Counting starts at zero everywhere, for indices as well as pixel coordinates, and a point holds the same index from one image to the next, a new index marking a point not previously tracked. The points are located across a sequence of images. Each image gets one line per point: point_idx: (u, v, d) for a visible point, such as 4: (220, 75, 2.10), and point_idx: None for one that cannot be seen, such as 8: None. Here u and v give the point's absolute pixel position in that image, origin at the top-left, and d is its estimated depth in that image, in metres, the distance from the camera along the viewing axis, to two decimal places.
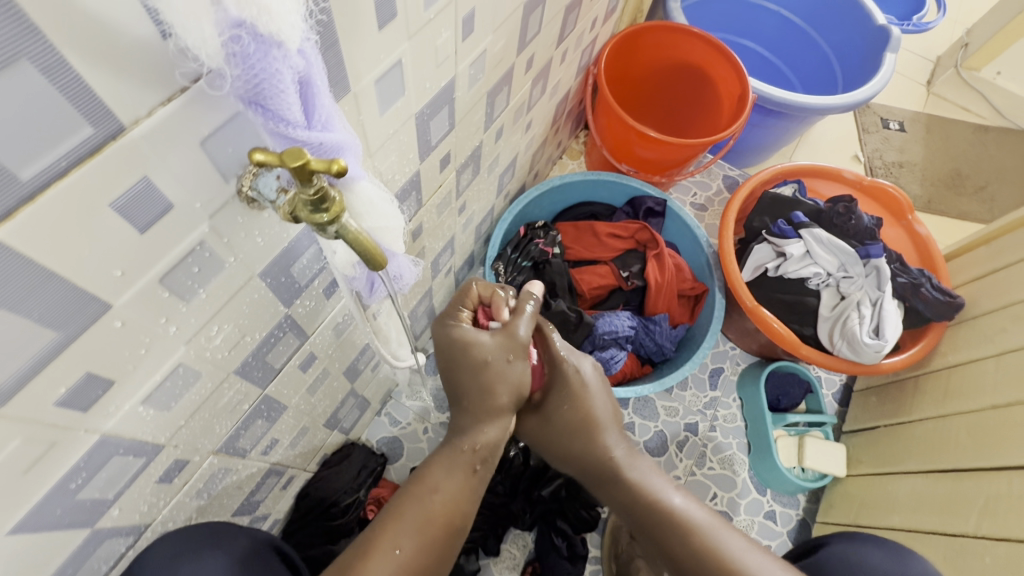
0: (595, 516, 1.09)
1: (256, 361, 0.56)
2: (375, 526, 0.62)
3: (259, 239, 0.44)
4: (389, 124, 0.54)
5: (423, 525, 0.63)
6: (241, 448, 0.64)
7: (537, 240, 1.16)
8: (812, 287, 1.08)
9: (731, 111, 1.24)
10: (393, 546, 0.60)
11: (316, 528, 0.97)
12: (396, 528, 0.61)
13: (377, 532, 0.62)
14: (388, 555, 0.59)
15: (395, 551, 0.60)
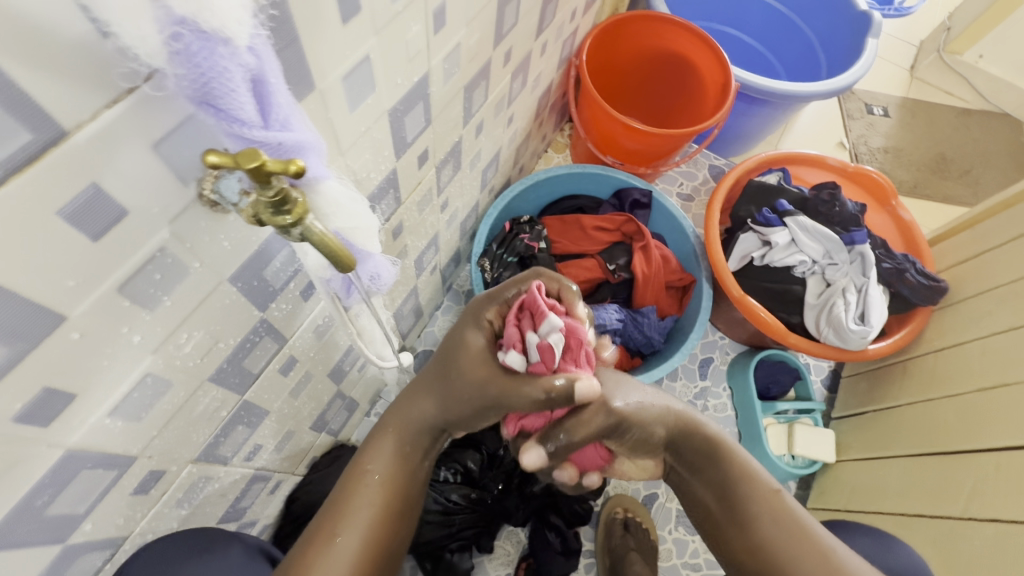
0: (587, 509, 1.10)
1: (232, 367, 0.55)
2: (313, 522, 0.60)
3: (225, 243, 0.42)
4: (361, 122, 0.53)
5: (368, 516, 0.60)
6: (223, 454, 0.64)
7: (523, 235, 1.15)
8: (798, 276, 1.08)
9: (714, 100, 1.23)
10: (336, 540, 0.58)
11: None
12: (335, 519, 0.59)
13: (315, 528, 0.60)
14: (330, 541, 0.58)
15: (337, 538, 0.58)
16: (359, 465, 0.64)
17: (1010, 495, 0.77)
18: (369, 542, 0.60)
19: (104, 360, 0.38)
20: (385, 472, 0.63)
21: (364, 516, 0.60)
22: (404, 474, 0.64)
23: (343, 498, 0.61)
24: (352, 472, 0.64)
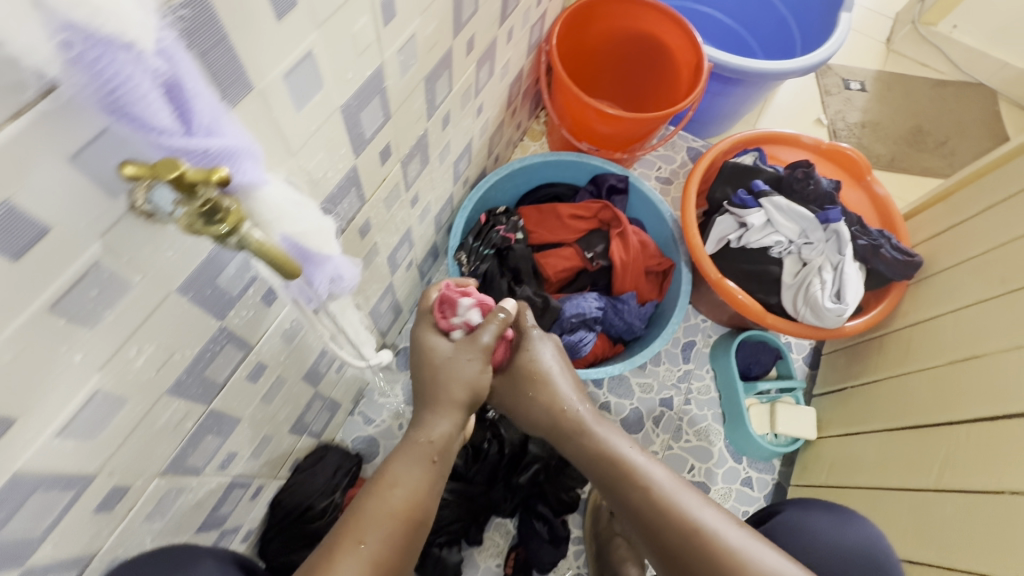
0: (575, 497, 1.10)
1: (193, 378, 0.54)
2: (336, 529, 0.61)
3: (170, 253, 0.41)
4: (311, 120, 0.51)
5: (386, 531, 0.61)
6: (194, 465, 0.63)
7: (498, 227, 1.14)
8: (774, 256, 1.08)
9: (688, 81, 1.22)
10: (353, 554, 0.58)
11: (293, 535, 0.96)
12: (360, 524, 0.61)
13: (336, 537, 0.60)
14: (353, 550, 0.58)
15: (360, 545, 0.59)
16: (384, 477, 0.67)
17: (983, 465, 0.77)
18: (389, 550, 0.60)
19: (43, 381, 0.37)
20: (413, 483, 0.66)
21: (388, 523, 0.62)
22: (428, 485, 0.68)
23: (367, 508, 0.63)
24: (373, 485, 0.66)
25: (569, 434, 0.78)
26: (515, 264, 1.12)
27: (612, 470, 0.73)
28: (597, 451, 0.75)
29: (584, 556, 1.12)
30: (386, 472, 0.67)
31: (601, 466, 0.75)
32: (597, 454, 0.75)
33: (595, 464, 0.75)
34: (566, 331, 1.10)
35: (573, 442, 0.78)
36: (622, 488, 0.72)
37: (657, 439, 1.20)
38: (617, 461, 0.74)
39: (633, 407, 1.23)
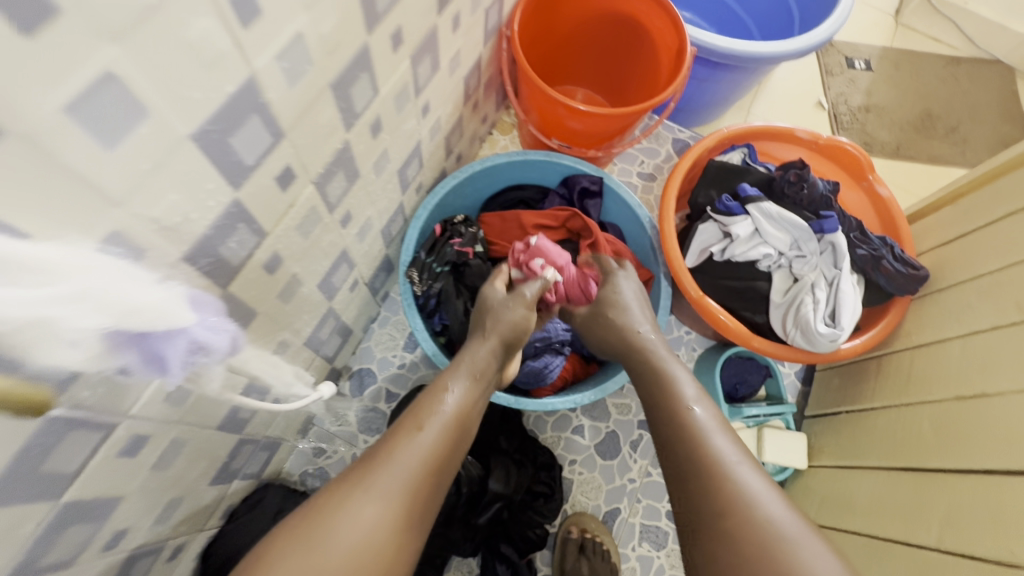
0: (542, 534, 1.03)
1: (20, 481, 0.44)
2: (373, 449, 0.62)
3: None
4: (137, 160, 0.39)
5: (405, 465, 0.59)
6: (58, 559, 0.53)
7: (454, 240, 1.02)
8: (762, 270, 0.97)
9: (669, 68, 1.08)
10: (371, 488, 0.57)
11: None
12: (390, 449, 0.61)
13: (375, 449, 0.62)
14: (380, 479, 0.58)
15: (380, 477, 0.58)
16: (436, 385, 0.71)
17: (989, 529, 0.68)
18: (443, 445, 0.64)
19: None
20: (460, 394, 0.70)
21: (442, 421, 0.66)
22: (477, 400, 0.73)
23: (424, 407, 0.67)
24: (428, 390, 0.71)
25: (637, 367, 0.78)
26: (472, 282, 1.01)
27: (662, 414, 0.69)
28: (658, 390, 0.72)
29: None
30: (438, 384, 0.71)
31: (653, 405, 0.71)
32: (658, 395, 0.72)
33: (651, 401, 0.73)
34: (530, 356, 0.99)
35: (642, 374, 0.77)
36: (664, 435, 0.67)
37: (635, 466, 1.12)
38: (675, 406, 0.69)
39: (609, 431, 1.14)
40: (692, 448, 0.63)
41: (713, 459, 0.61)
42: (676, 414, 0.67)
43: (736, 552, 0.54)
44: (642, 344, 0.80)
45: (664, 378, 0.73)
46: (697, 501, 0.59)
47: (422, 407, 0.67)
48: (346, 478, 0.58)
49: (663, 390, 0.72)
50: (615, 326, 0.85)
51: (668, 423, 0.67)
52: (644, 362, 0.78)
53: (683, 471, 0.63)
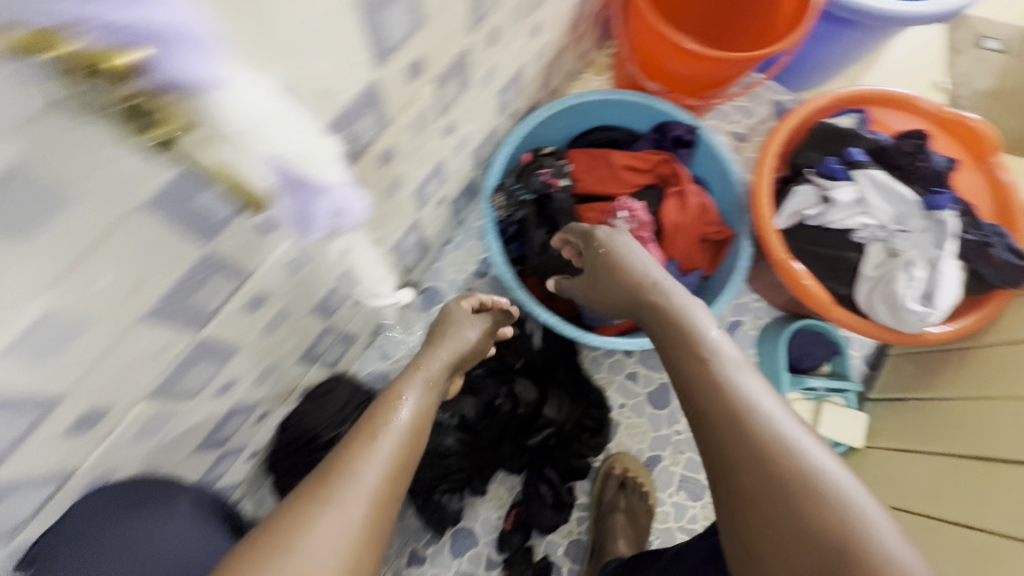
0: (586, 465, 1.07)
1: (178, 305, 0.49)
2: (312, 479, 0.55)
3: (126, 165, 0.34)
4: (317, 15, 0.41)
5: (365, 485, 0.55)
6: (187, 390, 0.60)
7: (542, 170, 1.02)
8: (856, 241, 0.92)
9: (791, 16, 1.02)
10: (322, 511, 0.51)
11: (298, 460, 0.97)
12: (339, 470, 0.56)
13: (318, 480, 0.55)
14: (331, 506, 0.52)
15: (333, 502, 0.52)
16: (386, 400, 0.66)
17: None
18: (402, 454, 0.60)
19: None
20: (415, 404, 0.67)
21: (398, 433, 0.62)
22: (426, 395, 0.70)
23: (376, 419, 0.63)
24: (382, 399, 0.67)
25: (654, 315, 0.72)
26: (555, 215, 1.01)
27: (686, 364, 0.64)
28: (679, 339, 0.66)
29: (587, 523, 1.08)
30: (387, 394, 0.68)
31: (674, 353, 0.66)
32: (678, 343, 0.67)
33: (672, 349, 0.67)
34: None
35: (659, 324, 0.70)
36: (688, 383, 0.62)
37: (682, 419, 1.14)
38: (699, 352, 0.64)
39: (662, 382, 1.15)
40: (719, 396, 0.59)
41: (746, 409, 0.57)
42: (700, 365, 0.62)
43: (777, 501, 0.52)
44: (659, 294, 0.72)
45: (685, 327, 0.67)
46: (731, 449, 0.56)
47: (373, 417, 0.64)
48: (301, 495, 0.54)
49: (684, 340, 0.66)
50: (617, 287, 0.78)
51: (690, 373, 0.63)
52: (660, 309, 0.71)
53: (712, 420, 0.59)
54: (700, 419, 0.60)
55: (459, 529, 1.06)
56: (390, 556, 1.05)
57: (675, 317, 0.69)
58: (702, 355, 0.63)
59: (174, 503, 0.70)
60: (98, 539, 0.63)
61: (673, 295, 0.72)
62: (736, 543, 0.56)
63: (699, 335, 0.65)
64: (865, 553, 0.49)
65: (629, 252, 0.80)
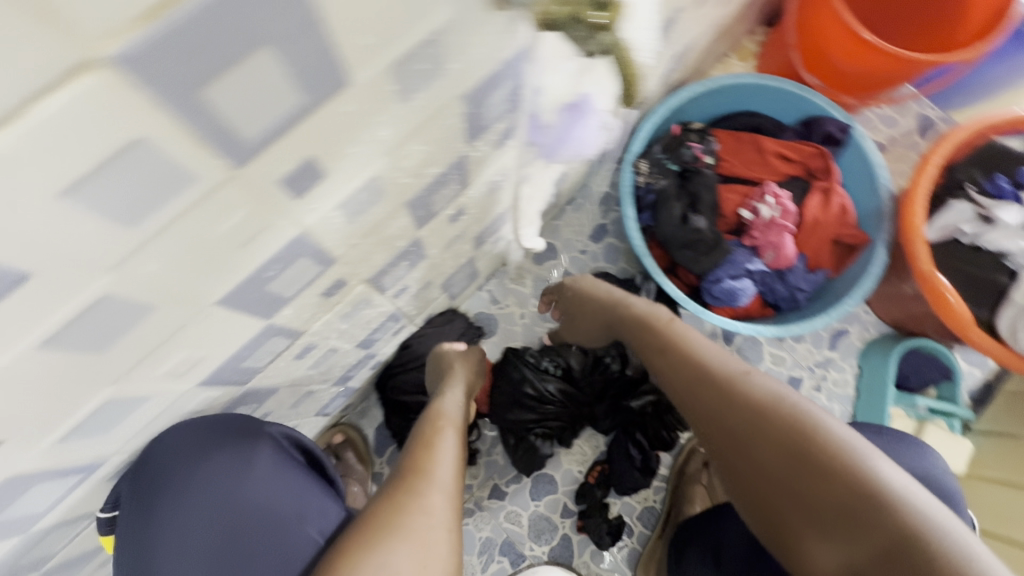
0: (674, 439, 1.09)
1: (424, 198, 0.53)
2: (370, 514, 0.50)
3: (481, 49, 0.37)
4: None
5: (445, 512, 0.51)
6: (384, 284, 0.64)
7: (692, 143, 1.03)
8: (1009, 265, 0.91)
9: (980, 26, 0.97)
10: (397, 547, 0.46)
11: (412, 380, 1.02)
12: (393, 510, 0.49)
13: (377, 509, 0.50)
14: (423, 528, 0.48)
15: (429, 521, 0.49)
16: (422, 434, 0.63)
17: None
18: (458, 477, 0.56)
19: (351, 144, 0.35)
20: (454, 446, 0.60)
21: (451, 458, 0.58)
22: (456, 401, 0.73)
23: (427, 428, 0.64)
24: (425, 421, 0.67)
25: (641, 324, 0.71)
26: (697, 189, 1.01)
27: (674, 361, 0.63)
28: (678, 364, 0.62)
29: (663, 494, 1.11)
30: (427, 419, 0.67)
31: (661, 353, 0.65)
32: (677, 367, 0.62)
33: (661, 349, 0.66)
34: (731, 275, 1.00)
35: (647, 331, 0.69)
36: (678, 374, 0.62)
37: None
38: (681, 343, 0.64)
39: None
40: (712, 378, 0.57)
41: (732, 387, 0.55)
42: (680, 359, 0.62)
43: (814, 495, 0.47)
44: (639, 305, 0.73)
45: (667, 330, 0.67)
46: (728, 427, 0.55)
47: (427, 427, 0.64)
48: (364, 524, 0.49)
49: (668, 340, 0.66)
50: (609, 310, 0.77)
51: (694, 388, 0.59)
52: (646, 318, 0.71)
53: (704, 405, 0.58)
54: (694, 405, 0.59)
55: (541, 474, 1.11)
56: (473, 486, 1.11)
57: (654, 322, 0.69)
58: (682, 344, 0.63)
59: (253, 450, 0.60)
60: (181, 486, 0.58)
61: (635, 301, 0.73)
62: (765, 527, 0.52)
63: (681, 334, 0.65)
64: (870, 489, 0.45)
65: (609, 287, 0.81)
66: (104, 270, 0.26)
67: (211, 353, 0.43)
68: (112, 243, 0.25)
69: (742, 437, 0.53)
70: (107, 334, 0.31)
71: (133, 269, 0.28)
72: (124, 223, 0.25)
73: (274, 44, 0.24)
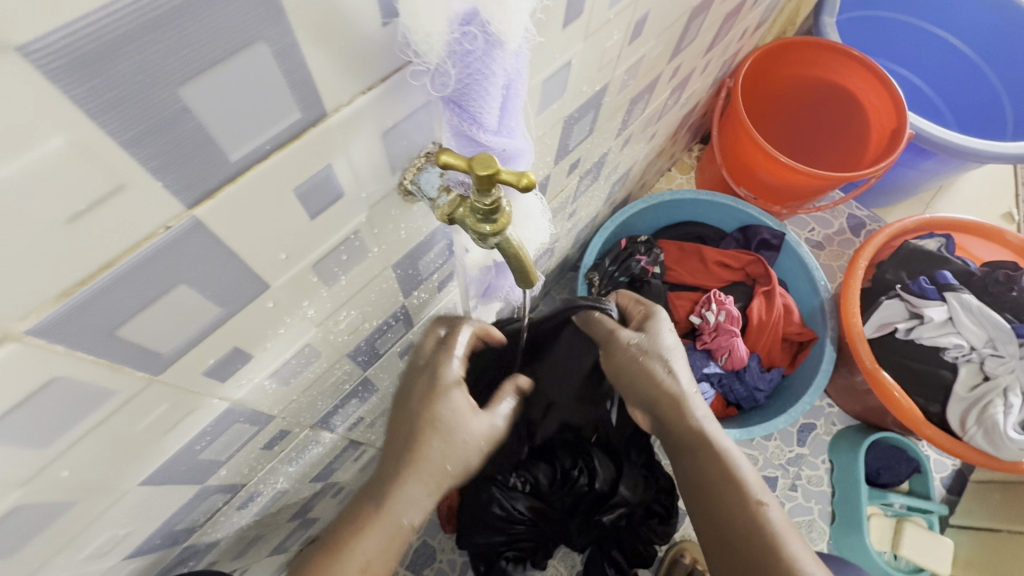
0: (653, 553, 1.04)
1: (366, 346, 0.55)
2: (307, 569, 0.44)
3: (402, 231, 0.42)
4: (541, 125, 0.51)
5: None
6: (333, 422, 0.64)
7: (638, 256, 1.09)
8: (947, 360, 0.95)
9: (879, 145, 1.10)
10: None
11: (476, 521, 0.98)
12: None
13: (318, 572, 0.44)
14: None
15: None
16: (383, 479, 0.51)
17: None
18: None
19: (280, 328, 0.38)
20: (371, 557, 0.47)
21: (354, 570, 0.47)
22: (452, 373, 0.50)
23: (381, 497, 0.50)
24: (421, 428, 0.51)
25: (691, 452, 0.53)
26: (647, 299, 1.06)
27: (721, 508, 0.51)
28: (719, 489, 0.51)
29: None
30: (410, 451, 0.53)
31: (706, 510, 0.52)
32: (715, 492, 0.51)
33: (699, 484, 0.52)
34: None
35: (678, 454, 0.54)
36: (722, 530, 0.51)
37: None
38: (717, 483, 0.51)
39: None
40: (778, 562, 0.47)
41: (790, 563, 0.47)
42: (748, 522, 0.49)
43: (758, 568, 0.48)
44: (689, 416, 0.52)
45: (722, 463, 0.51)
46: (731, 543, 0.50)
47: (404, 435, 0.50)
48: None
49: (722, 484, 0.51)
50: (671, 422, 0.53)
51: (729, 516, 0.50)
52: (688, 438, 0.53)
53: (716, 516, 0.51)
54: (701, 500, 0.52)
55: None
56: None
57: (711, 453, 0.51)
58: (758, 501, 0.50)
59: None
60: None
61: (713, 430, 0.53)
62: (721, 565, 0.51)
63: (746, 485, 0.51)
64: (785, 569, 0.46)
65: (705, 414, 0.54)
66: (16, 486, 0.28)
67: (135, 524, 0.42)
68: (21, 464, 0.27)
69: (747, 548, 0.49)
70: (18, 538, 0.32)
71: (47, 478, 0.30)
72: (34, 447, 0.27)
73: (189, 283, 0.27)
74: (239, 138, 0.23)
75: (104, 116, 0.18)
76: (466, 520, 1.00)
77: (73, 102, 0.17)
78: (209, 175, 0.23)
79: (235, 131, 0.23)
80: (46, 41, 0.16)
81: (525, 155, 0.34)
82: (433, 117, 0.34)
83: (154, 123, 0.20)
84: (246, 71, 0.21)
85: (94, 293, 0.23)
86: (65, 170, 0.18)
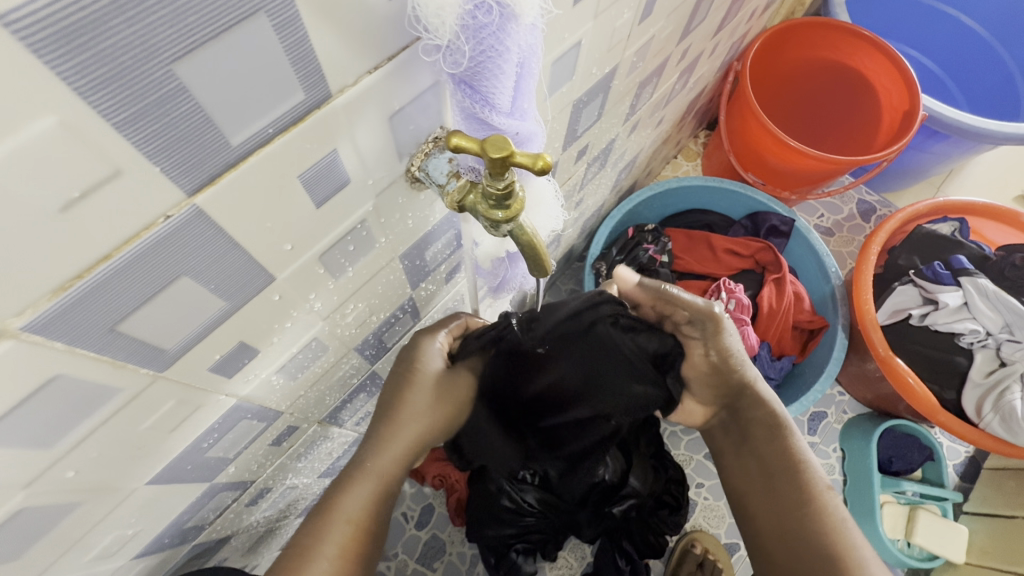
0: (663, 543, 1.03)
1: (373, 339, 0.54)
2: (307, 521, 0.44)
3: (410, 221, 0.41)
4: (549, 111, 0.49)
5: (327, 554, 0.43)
6: (341, 417, 0.63)
7: (646, 245, 1.08)
8: (963, 346, 0.93)
9: (890, 127, 1.08)
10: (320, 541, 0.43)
11: (485, 515, 0.98)
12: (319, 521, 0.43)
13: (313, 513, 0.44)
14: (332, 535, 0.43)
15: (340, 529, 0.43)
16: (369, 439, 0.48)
17: None
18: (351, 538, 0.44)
19: (286, 322, 0.37)
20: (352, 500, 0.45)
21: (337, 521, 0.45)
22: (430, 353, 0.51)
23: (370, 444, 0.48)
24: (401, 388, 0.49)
25: (760, 432, 0.58)
26: None
27: (785, 483, 0.54)
28: (783, 468, 0.55)
29: None
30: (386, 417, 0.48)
31: (769, 491, 0.55)
32: (778, 471, 0.55)
33: (766, 465, 0.56)
34: None
35: (749, 433, 0.59)
36: (782, 504, 0.53)
37: None
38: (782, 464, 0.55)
39: None
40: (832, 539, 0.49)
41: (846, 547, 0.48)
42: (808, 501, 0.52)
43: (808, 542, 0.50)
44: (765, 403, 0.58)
45: (792, 450, 0.56)
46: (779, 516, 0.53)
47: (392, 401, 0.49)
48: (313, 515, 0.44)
49: (788, 466, 0.54)
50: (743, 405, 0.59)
51: (790, 494, 0.53)
52: (764, 425, 0.57)
53: (773, 492, 0.54)
54: (761, 477, 0.56)
55: None
56: None
57: (783, 438, 0.56)
58: (824, 489, 0.53)
59: None
60: None
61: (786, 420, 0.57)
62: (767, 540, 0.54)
63: (814, 474, 0.54)
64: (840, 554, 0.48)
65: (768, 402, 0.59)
66: (18, 489, 0.27)
67: (143, 522, 0.41)
68: (24, 465, 0.26)
69: (802, 524, 0.51)
70: (23, 540, 0.31)
71: (51, 479, 0.29)
72: (35, 448, 0.26)
73: (193, 275, 0.26)
74: (241, 120, 0.22)
75: (95, 94, 0.17)
76: (475, 514, 0.99)
77: (61, 80, 0.16)
78: (210, 160, 0.22)
79: (237, 111, 0.21)
80: (29, 12, 0.14)
81: (537, 135, 0.33)
82: (440, 99, 0.32)
83: (149, 103, 0.18)
84: (245, 47, 0.20)
85: (91, 287, 0.22)
86: (56, 153, 0.17)
